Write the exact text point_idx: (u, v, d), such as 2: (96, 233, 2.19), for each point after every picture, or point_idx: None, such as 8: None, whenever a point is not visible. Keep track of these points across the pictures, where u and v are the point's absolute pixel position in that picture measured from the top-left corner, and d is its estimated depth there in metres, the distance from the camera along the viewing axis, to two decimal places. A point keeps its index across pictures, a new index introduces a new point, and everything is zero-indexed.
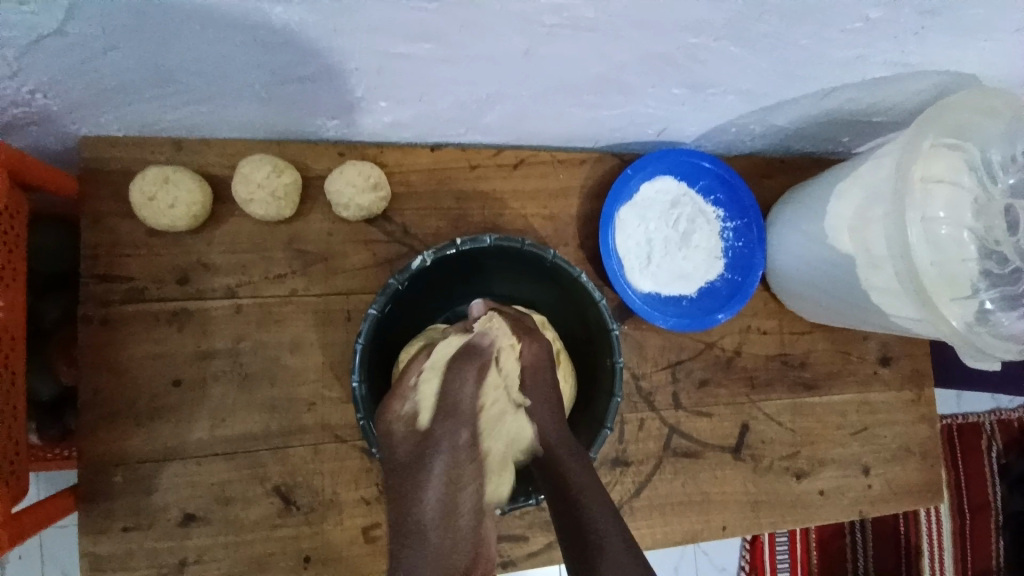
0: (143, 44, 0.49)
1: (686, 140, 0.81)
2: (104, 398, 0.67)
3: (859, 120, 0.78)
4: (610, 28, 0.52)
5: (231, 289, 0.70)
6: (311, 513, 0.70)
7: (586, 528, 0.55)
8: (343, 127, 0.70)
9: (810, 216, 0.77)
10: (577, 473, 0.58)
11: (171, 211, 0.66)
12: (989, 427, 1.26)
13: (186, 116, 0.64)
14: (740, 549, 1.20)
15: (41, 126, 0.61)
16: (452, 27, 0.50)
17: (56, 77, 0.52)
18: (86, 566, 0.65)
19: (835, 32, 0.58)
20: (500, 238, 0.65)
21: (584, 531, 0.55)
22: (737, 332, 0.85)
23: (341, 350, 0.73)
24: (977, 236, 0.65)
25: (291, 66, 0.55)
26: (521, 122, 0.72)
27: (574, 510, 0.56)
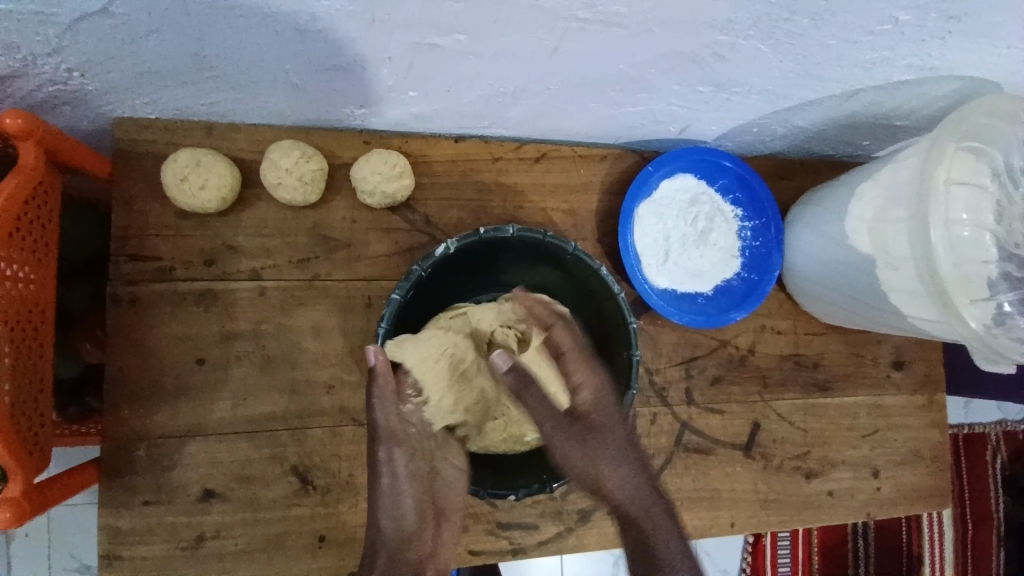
0: (184, 28, 0.50)
1: (707, 140, 0.82)
2: (129, 374, 0.68)
3: (880, 123, 0.79)
4: (640, 24, 0.53)
5: (255, 272, 0.71)
6: (328, 495, 0.72)
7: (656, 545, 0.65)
8: (369, 117, 0.71)
9: (829, 217, 0.78)
10: (657, 513, 0.67)
11: (201, 193, 0.67)
12: (995, 438, 1.26)
13: (217, 101, 0.65)
14: (742, 550, 1.20)
15: (77, 106, 0.62)
16: (484, 20, 0.51)
17: (96, 58, 0.53)
18: (106, 539, 0.66)
19: (861, 34, 0.58)
20: (522, 230, 0.66)
21: (653, 549, 0.65)
22: (751, 331, 0.86)
23: (361, 336, 0.74)
24: (998, 239, 0.65)
25: (324, 56, 0.56)
26: (544, 116, 0.73)
27: (642, 534, 0.66)
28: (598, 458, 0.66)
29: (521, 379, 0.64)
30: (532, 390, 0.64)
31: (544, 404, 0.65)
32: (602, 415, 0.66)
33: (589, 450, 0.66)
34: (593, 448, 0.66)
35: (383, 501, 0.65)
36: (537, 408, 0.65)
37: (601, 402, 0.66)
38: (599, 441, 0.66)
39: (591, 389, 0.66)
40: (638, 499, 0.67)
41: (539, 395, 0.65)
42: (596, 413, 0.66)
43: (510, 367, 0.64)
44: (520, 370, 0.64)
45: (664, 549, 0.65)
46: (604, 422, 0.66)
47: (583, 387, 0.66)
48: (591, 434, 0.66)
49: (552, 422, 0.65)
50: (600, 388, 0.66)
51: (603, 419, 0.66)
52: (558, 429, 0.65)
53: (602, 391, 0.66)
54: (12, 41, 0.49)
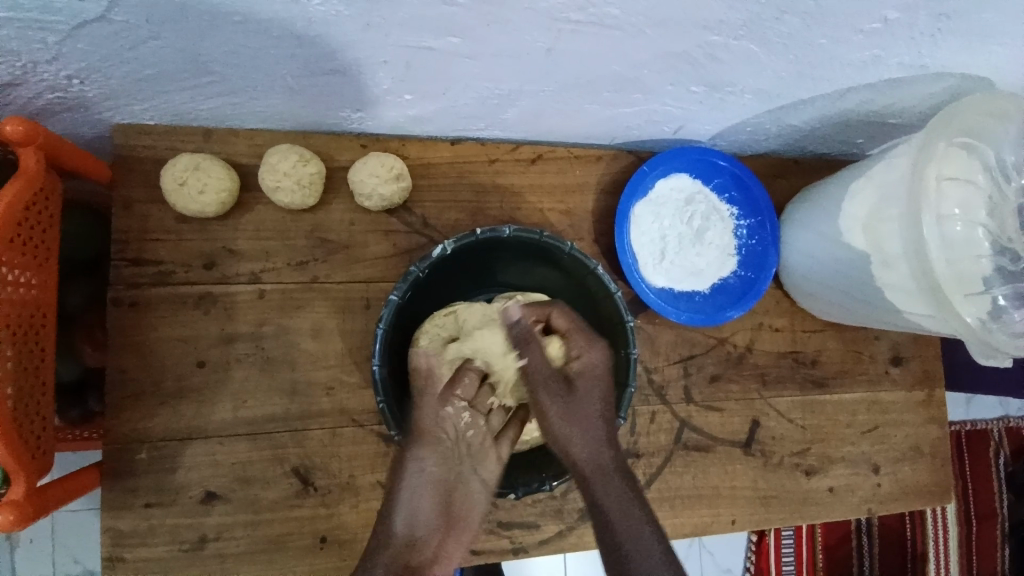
0: (183, 34, 0.51)
1: (702, 139, 0.82)
2: (131, 377, 0.69)
3: (874, 122, 0.79)
4: (632, 25, 0.54)
5: (255, 275, 0.72)
6: (329, 496, 0.72)
7: (630, 552, 0.57)
8: (366, 120, 0.71)
9: (824, 214, 0.78)
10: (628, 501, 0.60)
11: (201, 197, 0.68)
12: (997, 435, 1.26)
13: (216, 106, 0.66)
14: (745, 550, 1.20)
15: (77, 112, 0.63)
16: (478, 23, 0.52)
17: (95, 64, 0.54)
18: (108, 541, 0.67)
19: (853, 32, 0.59)
20: (519, 230, 0.67)
21: (621, 545, 0.57)
22: (749, 329, 0.86)
23: (360, 337, 0.74)
24: (990, 234, 0.66)
25: (321, 60, 0.57)
26: (540, 117, 0.73)
27: (609, 526, 0.59)
28: (578, 424, 0.63)
29: (524, 335, 0.65)
30: (531, 346, 0.65)
31: (541, 360, 0.65)
32: (589, 385, 0.65)
33: (571, 417, 0.63)
34: (577, 414, 0.63)
35: (399, 501, 0.61)
36: (531, 361, 0.65)
37: (596, 375, 0.65)
38: (581, 406, 0.64)
39: (590, 363, 0.65)
40: (607, 466, 0.62)
41: (538, 351, 0.65)
42: (585, 384, 0.65)
43: (518, 321, 0.65)
44: (524, 326, 0.65)
45: (637, 550, 0.57)
46: (592, 377, 0.65)
47: (582, 359, 0.65)
48: (575, 401, 0.64)
49: (543, 381, 0.64)
50: (600, 363, 0.65)
51: (589, 379, 0.65)
52: (545, 387, 0.64)
53: (600, 366, 0.65)
54: (12, 48, 0.50)
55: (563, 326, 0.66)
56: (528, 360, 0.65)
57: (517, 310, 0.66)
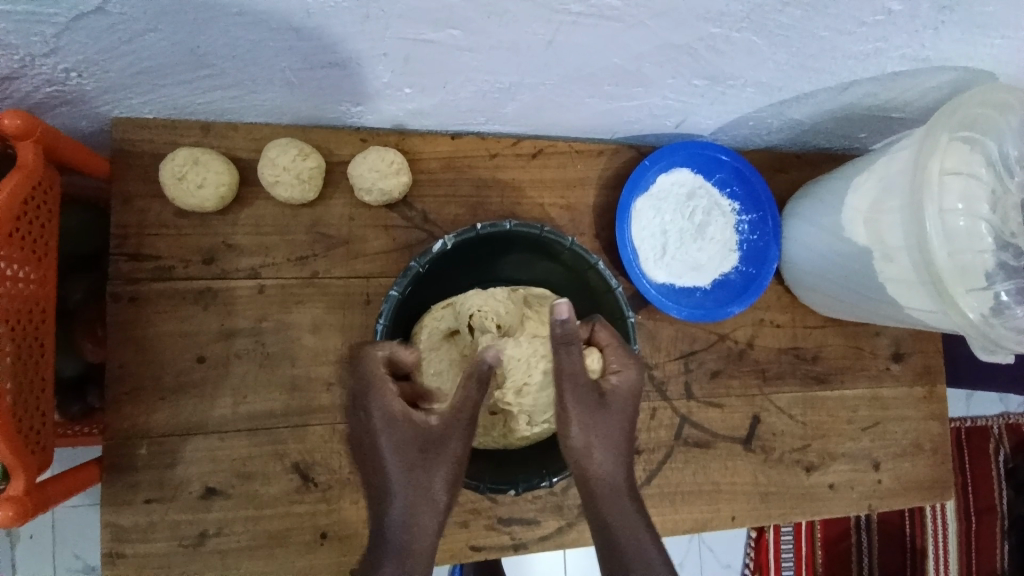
0: (182, 27, 0.51)
1: (703, 133, 0.82)
2: (131, 372, 0.69)
3: (876, 116, 0.79)
4: (633, 16, 0.53)
5: (254, 270, 0.72)
6: (329, 491, 0.72)
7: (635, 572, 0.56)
8: (366, 113, 0.71)
9: (824, 210, 0.78)
10: (638, 521, 0.58)
11: (200, 191, 0.67)
12: (998, 431, 1.26)
13: (215, 100, 0.66)
14: (745, 545, 1.21)
15: (75, 106, 0.63)
16: (478, 15, 0.51)
17: (93, 58, 0.54)
18: (108, 537, 0.67)
19: (855, 25, 0.59)
20: (520, 225, 0.67)
21: (627, 562, 0.56)
22: (750, 325, 0.86)
23: (360, 332, 0.74)
24: (992, 228, 0.65)
25: (319, 53, 0.56)
26: (541, 112, 0.73)
27: (615, 542, 0.57)
28: (602, 436, 0.59)
29: (567, 336, 0.56)
30: (573, 351, 0.57)
31: (582, 367, 0.58)
32: (620, 403, 0.61)
33: (597, 429, 0.59)
34: (606, 431, 0.59)
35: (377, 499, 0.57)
36: (571, 366, 0.57)
37: (629, 391, 0.61)
38: (610, 422, 0.60)
39: (623, 381, 0.62)
40: (620, 486, 0.59)
41: (578, 356, 0.57)
42: (618, 401, 0.61)
43: (567, 321, 0.56)
44: (571, 329, 0.56)
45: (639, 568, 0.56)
46: (622, 394, 0.61)
47: (617, 374, 0.62)
48: (606, 416, 0.59)
49: (579, 387, 0.58)
50: (633, 382, 0.62)
51: (620, 395, 0.61)
52: (580, 397, 0.58)
53: (633, 383, 0.62)
54: (9, 41, 0.49)
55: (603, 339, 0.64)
56: (568, 365, 0.57)
57: (568, 308, 0.55)
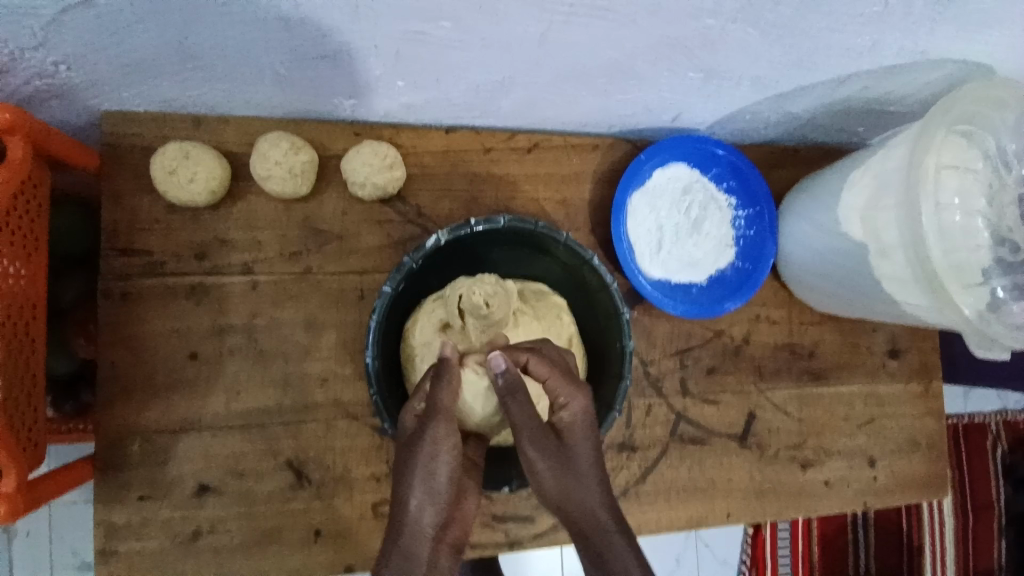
0: (169, 19, 0.50)
1: (699, 128, 0.81)
2: (123, 368, 0.68)
3: (873, 110, 0.78)
4: (627, 9, 0.53)
5: (246, 266, 0.71)
6: (322, 488, 0.72)
7: None
8: (359, 108, 0.70)
9: (822, 205, 0.77)
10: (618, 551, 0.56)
11: (190, 185, 0.67)
12: (995, 427, 1.26)
13: (206, 93, 0.65)
14: (741, 541, 1.21)
15: (65, 100, 0.62)
16: (469, 7, 0.50)
17: (82, 51, 0.53)
18: (100, 534, 0.67)
19: (851, 18, 0.58)
20: (513, 220, 0.66)
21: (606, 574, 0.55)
22: (746, 321, 0.86)
23: (353, 329, 0.74)
24: (988, 224, 0.65)
25: (309, 46, 0.55)
26: (537, 106, 0.72)
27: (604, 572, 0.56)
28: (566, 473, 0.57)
29: (512, 386, 0.55)
30: (521, 397, 0.56)
31: (530, 414, 0.56)
32: (579, 436, 0.58)
33: (563, 467, 0.57)
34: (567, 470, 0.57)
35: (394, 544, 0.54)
36: (520, 414, 0.56)
37: (583, 423, 0.58)
38: (572, 463, 0.57)
39: (574, 414, 0.58)
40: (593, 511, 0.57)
41: (526, 404, 0.56)
42: (575, 436, 0.58)
43: (506, 371, 0.55)
44: (514, 377, 0.55)
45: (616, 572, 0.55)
46: (576, 428, 0.58)
47: (564, 410, 0.58)
48: (570, 455, 0.57)
49: (532, 432, 0.56)
50: (585, 411, 0.59)
51: (576, 438, 0.58)
52: (536, 441, 0.56)
53: (586, 412, 0.59)
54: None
55: (542, 372, 0.58)
56: (515, 416, 0.56)
57: (502, 359, 0.55)
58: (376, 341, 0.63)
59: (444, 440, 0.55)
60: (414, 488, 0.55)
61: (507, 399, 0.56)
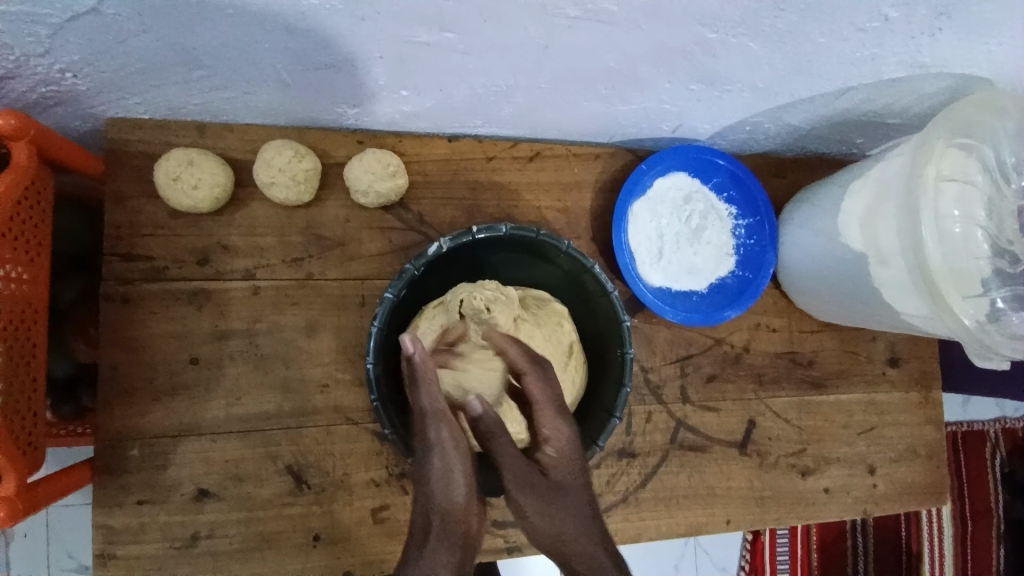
0: (175, 27, 0.50)
1: (700, 137, 0.82)
2: (124, 373, 0.68)
3: (873, 121, 0.79)
4: (628, 20, 0.53)
5: (249, 271, 0.72)
6: (322, 494, 0.72)
7: None
8: (362, 115, 0.71)
9: (822, 214, 0.78)
10: None
11: (194, 192, 0.67)
12: (994, 435, 1.26)
13: (210, 100, 0.65)
14: (740, 547, 1.20)
15: (70, 106, 0.62)
16: (472, 17, 0.51)
17: (87, 58, 0.53)
18: (99, 538, 0.67)
19: (851, 30, 0.58)
20: (515, 228, 0.66)
21: None
22: (746, 329, 0.86)
23: (355, 335, 0.74)
24: (988, 235, 0.66)
25: (313, 53, 0.56)
26: (539, 114, 0.73)
27: None
28: (557, 507, 0.60)
29: (489, 428, 0.59)
30: (501, 438, 0.59)
31: (513, 455, 0.59)
32: (564, 472, 0.61)
33: (554, 503, 0.60)
34: (554, 504, 0.60)
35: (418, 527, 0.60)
36: (504, 455, 0.59)
37: (568, 455, 0.62)
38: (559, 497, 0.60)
39: (560, 448, 0.62)
40: (581, 543, 0.59)
41: (508, 445, 0.59)
42: (560, 470, 0.61)
43: (482, 415, 0.59)
44: (492, 420, 0.59)
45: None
46: (563, 462, 0.62)
47: (550, 443, 0.62)
48: (558, 488, 0.61)
49: (518, 474, 0.59)
50: (570, 444, 0.62)
51: (563, 473, 0.61)
52: (523, 484, 0.59)
53: (570, 445, 0.62)
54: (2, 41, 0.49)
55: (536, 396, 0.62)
56: (500, 459, 0.59)
57: (479, 404, 0.59)
58: (377, 347, 0.63)
59: (450, 442, 0.60)
60: (436, 483, 0.60)
61: (488, 441, 0.59)
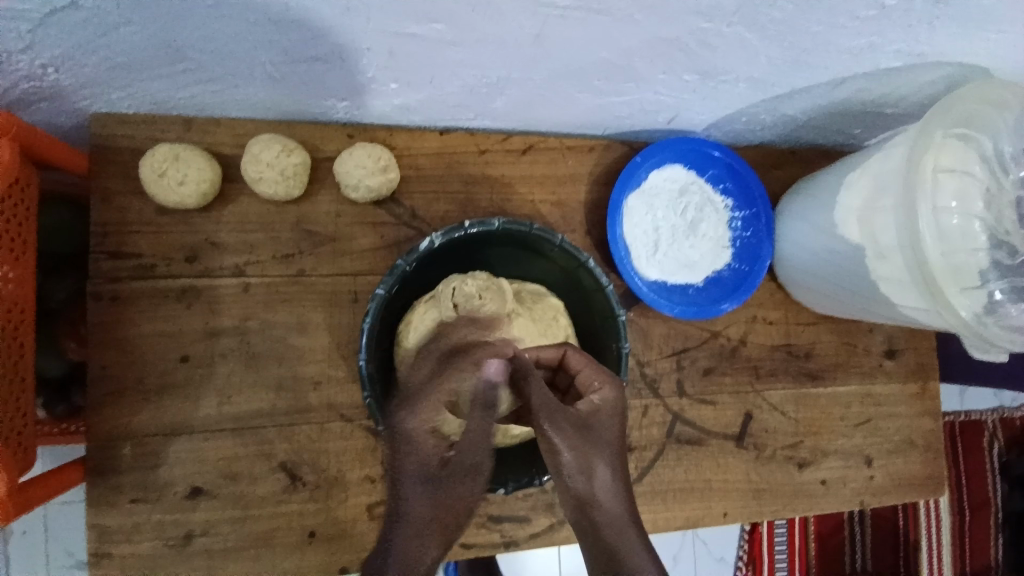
0: (157, 21, 0.49)
1: (696, 128, 0.81)
2: (114, 371, 0.68)
3: (870, 111, 0.78)
4: (620, 10, 0.52)
5: (239, 268, 0.71)
6: (316, 491, 0.71)
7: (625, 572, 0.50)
8: (352, 109, 0.70)
9: (819, 207, 0.77)
10: (632, 546, 0.52)
11: (180, 188, 0.66)
12: (991, 425, 1.26)
13: (197, 94, 0.64)
14: (738, 539, 1.21)
15: (53, 102, 0.61)
16: (462, 8, 0.50)
17: (70, 53, 0.52)
18: (93, 537, 0.66)
19: (849, 18, 0.57)
20: (508, 222, 0.65)
21: (614, 556, 0.51)
22: (742, 322, 0.85)
23: (347, 332, 0.73)
24: (987, 226, 0.64)
25: (301, 46, 0.55)
26: (532, 107, 0.72)
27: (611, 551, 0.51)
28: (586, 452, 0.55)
29: (523, 369, 0.56)
30: (534, 376, 0.56)
31: (547, 394, 0.56)
32: (601, 421, 0.58)
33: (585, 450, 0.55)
34: (587, 447, 0.55)
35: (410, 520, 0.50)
36: (537, 395, 0.55)
37: (611, 409, 0.60)
38: (595, 445, 0.56)
39: (603, 399, 0.60)
40: (604, 495, 0.54)
41: (542, 382, 0.56)
42: (599, 419, 0.59)
43: (517, 357, 0.57)
44: (524, 359, 0.57)
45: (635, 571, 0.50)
46: (601, 417, 0.59)
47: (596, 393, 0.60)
48: (593, 432, 0.57)
49: (550, 414, 0.55)
50: (612, 402, 0.60)
51: (600, 423, 0.58)
52: (556, 421, 0.55)
53: (612, 403, 0.60)
54: None
55: (577, 364, 0.63)
56: (534, 397, 0.55)
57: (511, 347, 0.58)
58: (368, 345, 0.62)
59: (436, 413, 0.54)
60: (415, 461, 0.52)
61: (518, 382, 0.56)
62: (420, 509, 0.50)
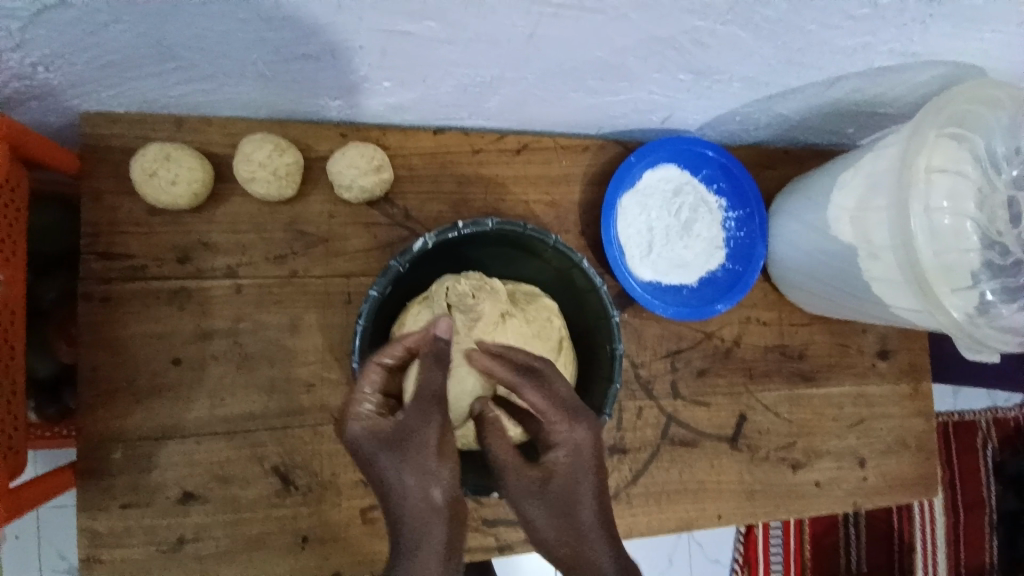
0: (147, 19, 0.49)
1: (690, 129, 0.81)
2: (105, 373, 0.67)
3: (863, 112, 0.78)
4: (613, 10, 0.52)
5: (231, 269, 0.70)
6: (309, 494, 0.71)
7: None
8: (345, 108, 0.69)
9: (814, 207, 0.77)
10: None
11: (172, 187, 0.66)
12: (984, 425, 1.27)
13: (188, 93, 0.64)
14: (733, 539, 1.21)
15: (43, 100, 0.60)
16: (455, 6, 0.50)
17: (60, 51, 0.52)
18: (84, 541, 0.66)
19: (842, 18, 0.57)
20: (501, 222, 0.65)
21: None
22: (736, 323, 0.85)
23: (339, 332, 0.73)
24: (979, 227, 0.65)
25: (293, 44, 0.54)
26: (526, 107, 0.72)
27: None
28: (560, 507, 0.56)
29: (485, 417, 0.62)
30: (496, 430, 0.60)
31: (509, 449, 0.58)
32: (579, 469, 0.57)
33: (557, 505, 0.56)
34: (553, 502, 0.56)
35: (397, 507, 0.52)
36: (500, 450, 0.58)
37: (582, 450, 0.57)
38: (565, 496, 0.56)
39: (572, 442, 0.58)
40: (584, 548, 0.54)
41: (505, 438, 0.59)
42: (572, 469, 0.57)
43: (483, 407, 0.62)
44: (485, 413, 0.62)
45: None
46: (571, 468, 0.57)
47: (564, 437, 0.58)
48: (564, 484, 0.56)
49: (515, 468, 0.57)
50: (584, 443, 0.58)
51: (571, 476, 0.57)
52: (526, 480, 0.57)
53: (582, 445, 0.58)
54: None
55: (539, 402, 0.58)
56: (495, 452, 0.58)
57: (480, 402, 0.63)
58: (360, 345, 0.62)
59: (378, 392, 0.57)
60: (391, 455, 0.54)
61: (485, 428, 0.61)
62: (418, 504, 0.52)
